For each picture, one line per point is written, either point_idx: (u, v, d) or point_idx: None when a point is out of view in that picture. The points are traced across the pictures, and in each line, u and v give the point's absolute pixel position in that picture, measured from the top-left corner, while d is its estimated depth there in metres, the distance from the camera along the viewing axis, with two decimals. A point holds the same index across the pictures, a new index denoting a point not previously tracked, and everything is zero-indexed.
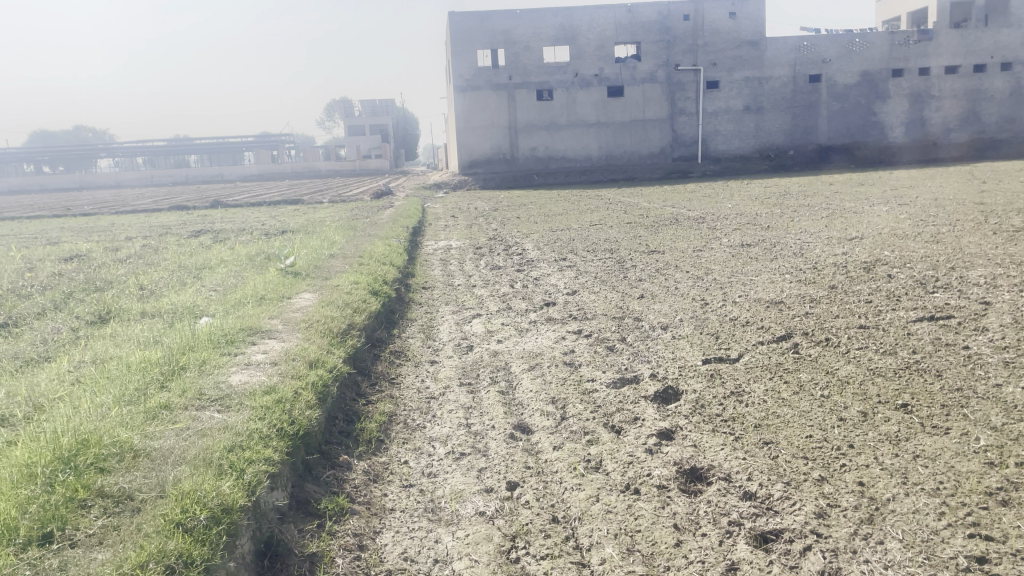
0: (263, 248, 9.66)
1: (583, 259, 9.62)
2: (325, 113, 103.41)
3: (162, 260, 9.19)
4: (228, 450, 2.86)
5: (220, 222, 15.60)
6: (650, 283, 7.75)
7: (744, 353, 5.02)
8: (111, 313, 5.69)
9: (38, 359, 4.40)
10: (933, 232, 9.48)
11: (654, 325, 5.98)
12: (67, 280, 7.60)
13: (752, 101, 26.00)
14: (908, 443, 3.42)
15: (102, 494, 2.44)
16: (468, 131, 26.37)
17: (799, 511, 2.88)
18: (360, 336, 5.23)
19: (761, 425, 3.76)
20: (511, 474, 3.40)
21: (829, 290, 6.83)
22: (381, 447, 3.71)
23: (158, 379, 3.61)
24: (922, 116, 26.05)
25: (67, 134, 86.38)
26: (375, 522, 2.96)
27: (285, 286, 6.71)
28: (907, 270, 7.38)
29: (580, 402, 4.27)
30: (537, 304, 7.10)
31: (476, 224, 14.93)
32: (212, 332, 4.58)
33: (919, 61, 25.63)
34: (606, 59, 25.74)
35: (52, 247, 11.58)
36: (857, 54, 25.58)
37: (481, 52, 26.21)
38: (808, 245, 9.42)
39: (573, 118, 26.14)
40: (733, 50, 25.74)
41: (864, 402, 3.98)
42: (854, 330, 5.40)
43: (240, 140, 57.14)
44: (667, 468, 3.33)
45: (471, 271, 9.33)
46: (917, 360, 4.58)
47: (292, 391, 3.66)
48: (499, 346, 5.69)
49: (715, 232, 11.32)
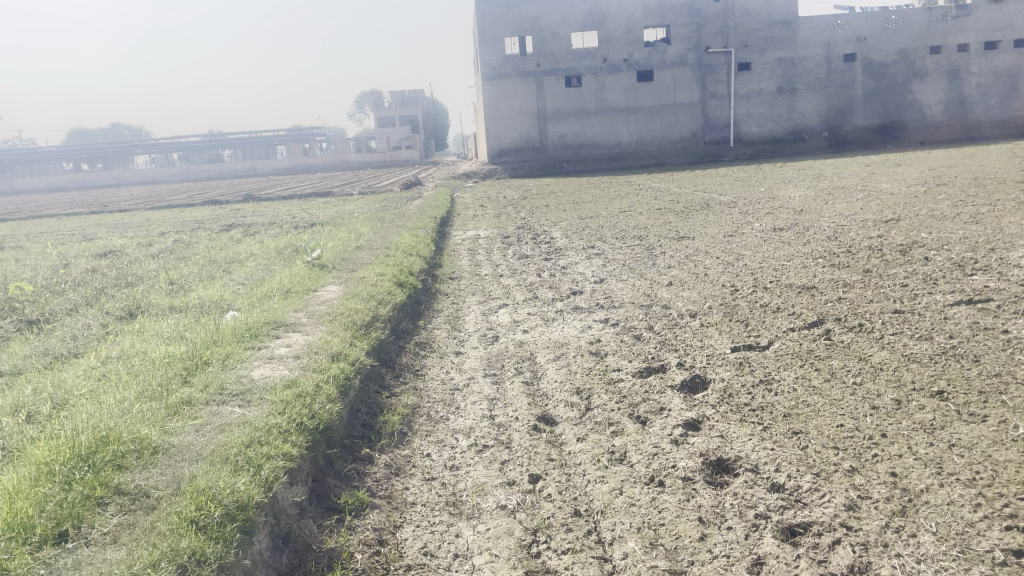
0: (292, 241, 9.70)
1: (611, 247, 9.54)
2: (356, 106, 103.98)
3: (192, 254, 9.27)
4: (246, 446, 2.85)
5: (252, 215, 15.74)
6: (679, 270, 7.65)
7: (775, 340, 4.92)
8: (140, 307, 5.75)
9: (67, 355, 4.46)
10: (972, 213, 9.24)
11: (682, 312, 5.89)
12: (99, 275, 7.69)
13: (785, 82, 25.56)
14: (943, 432, 3.31)
15: (119, 492, 2.45)
16: (496, 119, 26.29)
17: (829, 503, 2.80)
18: (385, 328, 5.23)
19: (791, 414, 3.67)
20: (533, 466, 3.36)
21: (863, 274, 6.67)
22: (404, 439, 3.70)
23: (181, 374, 3.63)
24: (961, 94, 25.38)
25: (104, 132, 87.82)
26: (395, 516, 2.94)
27: (311, 279, 6.72)
28: (945, 252, 7.19)
29: (606, 393, 4.21)
30: (565, 293, 7.04)
31: (505, 213, 14.89)
32: (237, 326, 4.60)
33: (957, 37, 24.97)
34: (635, 43, 25.45)
35: (87, 243, 11.77)
36: (893, 31, 25.01)
37: (509, 40, 26.07)
38: (842, 228, 9.24)
39: (602, 104, 25.92)
40: (764, 31, 25.29)
41: (898, 390, 3.87)
42: (889, 315, 5.27)
43: (273, 134, 57.60)
44: (693, 460, 3.26)
45: (498, 260, 9.30)
46: (954, 346, 4.44)
47: (314, 384, 3.66)
48: (525, 336, 5.65)
49: (747, 217, 11.16)
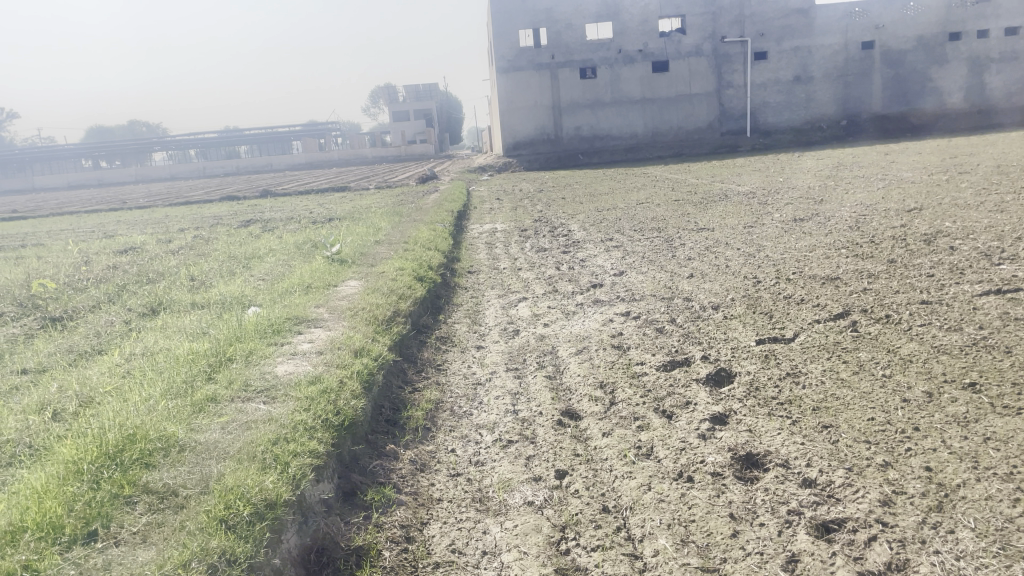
0: (310, 237, 9.68)
1: (630, 239, 9.47)
2: (371, 99, 103.99)
3: (212, 250, 9.31)
4: (272, 444, 2.84)
5: (269, 211, 15.79)
6: (700, 262, 7.59)
7: (800, 332, 4.86)
8: (162, 304, 5.75)
9: (91, 352, 4.47)
10: (997, 201, 9.09)
11: (704, 305, 5.84)
12: (121, 273, 7.71)
13: (802, 71, 25.32)
14: (977, 425, 3.24)
15: (147, 490, 2.44)
16: (511, 112, 26.22)
17: (863, 499, 2.74)
18: (406, 323, 5.20)
19: (820, 407, 3.61)
20: (559, 462, 3.33)
21: (887, 264, 6.57)
22: (428, 435, 3.67)
23: (205, 371, 3.62)
24: (982, 80, 25.02)
25: (122, 130, 88.47)
26: (422, 512, 2.92)
27: (332, 274, 6.72)
28: (970, 241, 7.08)
29: (630, 387, 4.17)
30: (585, 286, 6.99)
31: (521, 206, 14.85)
32: (259, 322, 4.59)
33: (977, 23, 24.62)
34: (650, 33, 25.27)
35: (108, 240, 11.86)
36: (911, 18, 24.70)
37: (523, 32, 25.96)
38: (864, 218, 9.12)
39: (617, 95, 25.76)
40: (781, 19, 25.03)
41: (929, 382, 3.80)
42: (916, 306, 5.18)
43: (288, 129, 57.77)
44: (722, 455, 3.22)
45: (516, 253, 9.26)
46: (984, 337, 4.36)
47: (338, 380, 3.64)
48: (546, 330, 5.61)
49: (767, 207, 11.05)
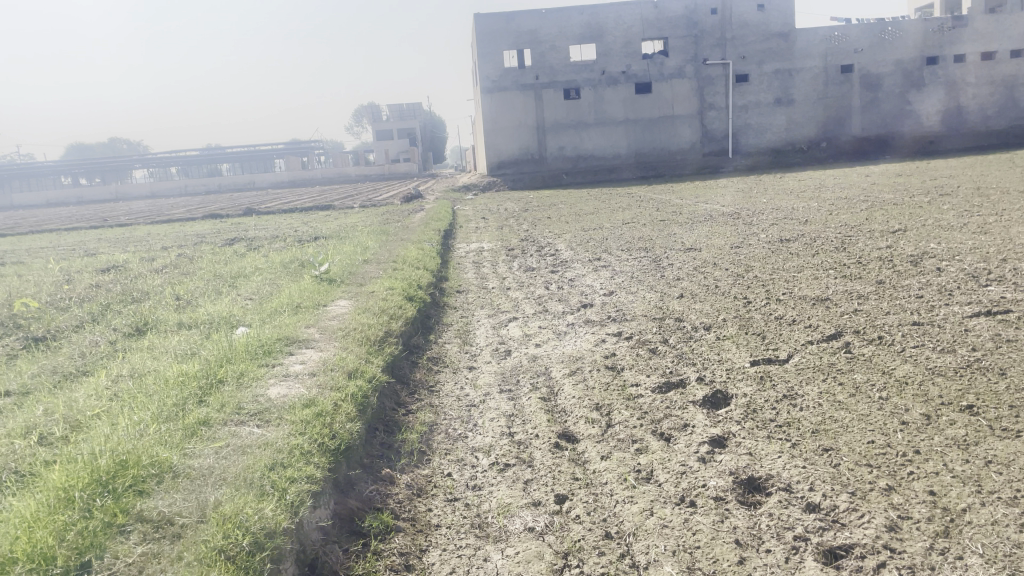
0: (297, 255, 9.61)
1: (618, 259, 9.46)
2: (353, 118, 103.98)
3: (196, 269, 9.19)
4: (269, 469, 2.77)
5: (253, 229, 15.71)
6: (689, 281, 7.60)
7: (794, 354, 4.84)
8: (149, 324, 5.66)
9: (76, 373, 4.37)
10: (979, 223, 9.18)
11: (696, 325, 5.82)
12: (104, 291, 7.59)
13: (783, 93, 25.60)
14: (978, 448, 3.23)
15: (141, 519, 2.36)
16: (495, 132, 26.30)
17: (869, 524, 2.72)
18: (398, 344, 5.14)
19: (819, 430, 3.58)
20: (558, 486, 3.28)
21: (876, 285, 6.60)
22: (424, 458, 3.61)
23: (197, 393, 3.54)
24: (959, 104, 25.42)
25: (103, 147, 87.91)
26: (421, 539, 2.85)
27: (321, 293, 6.65)
28: (957, 262, 7.13)
29: (626, 409, 4.13)
30: (575, 306, 6.97)
31: (507, 225, 14.85)
32: (249, 344, 4.51)
33: (954, 47, 25.05)
34: (633, 55, 25.48)
35: (90, 258, 11.71)
36: (889, 42, 25.08)
37: (507, 52, 26.09)
38: (850, 238, 9.17)
39: (601, 115, 25.91)
40: (762, 42, 25.33)
41: (927, 404, 3.79)
42: (908, 327, 5.19)
43: (271, 148, 57.63)
44: (723, 478, 3.18)
45: (504, 273, 9.23)
46: (978, 358, 4.37)
47: (332, 403, 3.57)
48: (538, 350, 5.56)
49: (753, 228, 11.09)
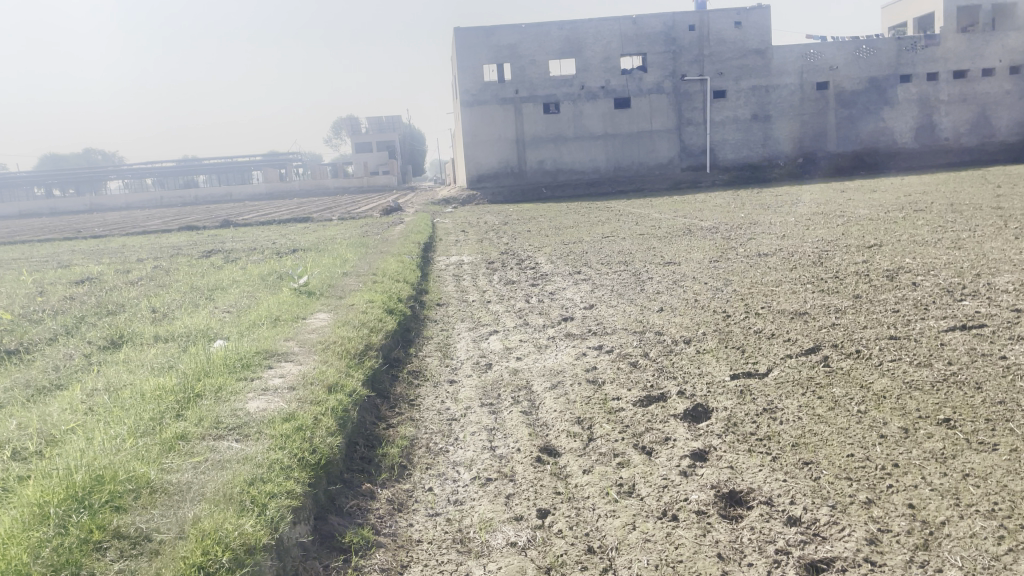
0: (276, 268, 9.55)
1: (598, 273, 9.49)
2: (331, 130, 103.83)
3: (173, 282, 9.11)
4: (249, 484, 2.73)
5: (231, 241, 15.58)
6: (668, 295, 7.64)
7: (773, 367, 4.87)
8: (124, 337, 5.58)
9: (49, 387, 4.30)
10: (953, 238, 9.33)
11: (676, 338, 5.85)
12: (79, 304, 7.50)
13: (759, 109, 25.90)
14: (955, 461, 3.27)
15: (119, 535, 2.32)
16: (475, 145, 26.35)
17: (850, 537, 2.73)
18: (378, 357, 5.11)
19: (799, 444, 3.60)
20: (540, 500, 3.27)
21: (853, 299, 6.67)
22: (405, 473, 3.58)
23: (174, 407, 3.49)
24: (932, 121, 25.87)
25: (77, 158, 87.04)
26: (402, 554, 2.83)
27: (300, 306, 6.60)
28: (931, 277, 7.24)
29: (607, 422, 4.13)
30: (555, 319, 6.98)
31: (487, 238, 14.87)
32: (227, 357, 4.45)
33: (927, 65, 25.48)
34: (612, 71, 25.69)
35: (63, 270, 11.54)
36: (863, 60, 25.49)
37: (487, 66, 26.19)
38: (827, 253, 9.28)
39: (580, 130, 26.05)
40: (739, 59, 25.64)
41: (905, 418, 3.82)
42: (885, 341, 5.24)
43: (249, 159, 57.35)
44: (705, 492, 3.19)
45: (485, 286, 9.24)
46: (954, 372, 4.43)
47: (313, 417, 3.54)
48: (519, 363, 5.56)
49: (731, 242, 11.19)
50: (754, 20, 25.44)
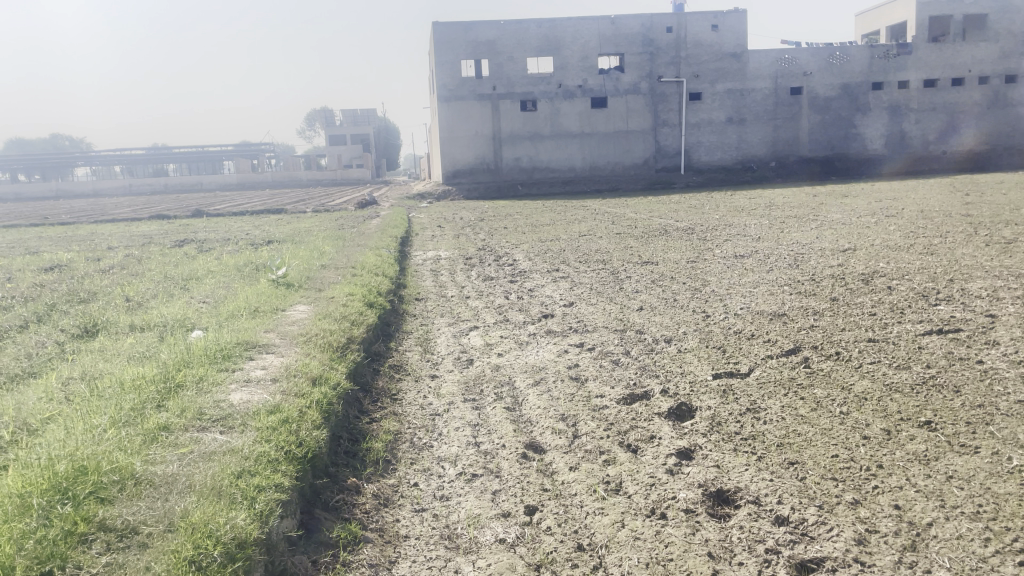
0: (252, 259, 9.41)
1: (576, 270, 9.49)
2: (304, 121, 102.87)
3: (147, 270, 8.96)
4: (236, 477, 2.67)
5: (204, 231, 15.38)
6: (647, 294, 7.64)
7: (754, 368, 4.90)
8: (99, 326, 5.45)
9: (23, 375, 4.19)
10: (924, 244, 9.46)
11: (657, 338, 5.86)
12: (50, 291, 7.34)
13: (734, 113, 26.11)
14: (938, 462, 3.30)
15: (104, 528, 2.25)
16: (451, 140, 26.23)
17: (838, 538, 2.75)
18: (360, 351, 5.05)
19: (783, 444, 3.62)
20: (528, 497, 3.24)
21: (830, 302, 6.73)
22: (389, 468, 3.54)
23: (155, 398, 3.41)
24: (902, 129, 26.30)
25: (44, 143, 85.39)
26: (390, 550, 2.79)
27: (278, 298, 6.52)
28: (906, 282, 7.32)
29: (592, 419, 4.12)
30: (536, 316, 6.95)
31: (464, 234, 14.78)
32: (206, 347, 4.37)
33: (898, 74, 25.87)
34: (590, 70, 25.73)
35: (32, 256, 11.27)
36: (837, 67, 25.79)
37: (465, 62, 26.08)
38: (803, 256, 9.34)
39: (557, 128, 26.07)
40: (715, 62, 25.84)
41: (886, 420, 3.85)
42: (864, 344, 5.30)
43: (221, 149, 56.62)
44: (693, 491, 3.19)
45: (463, 281, 9.20)
46: (933, 375, 4.48)
47: (297, 410, 3.48)
48: (501, 359, 5.55)
49: (707, 243, 11.24)
50: (730, 23, 25.65)
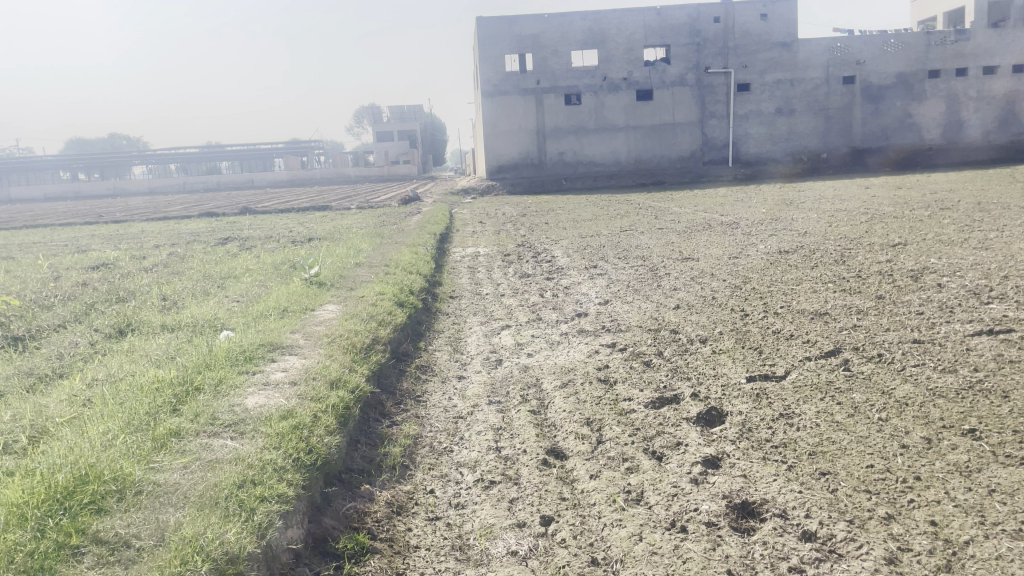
0: (289, 257, 9.46)
1: (614, 267, 9.36)
2: (353, 118, 103.95)
3: (188, 269, 9.08)
4: (238, 487, 2.66)
5: (249, 228, 15.55)
6: (686, 292, 7.47)
7: (791, 370, 4.72)
8: (131, 326, 5.51)
9: (52, 376, 4.25)
10: (980, 238, 9.07)
11: (692, 337, 5.70)
12: (91, 290, 7.46)
13: (784, 103, 25.54)
14: (981, 475, 3.10)
15: (97, 540, 2.25)
16: (495, 136, 26.19)
17: (867, 556, 2.60)
18: (385, 352, 5.02)
19: (816, 452, 3.46)
20: (545, 506, 3.15)
21: (875, 300, 6.48)
22: (406, 474, 3.48)
23: (171, 402, 3.41)
24: (960, 118, 25.43)
25: (103, 142, 87.92)
26: (398, 561, 2.73)
27: (309, 297, 6.51)
28: (958, 278, 7.02)
29: (618, 424, 4.00)
30: (569, 314, 6.84)
31: (504, 230, 14.71)
32: (230, 348, 4.38)
33: (955, 61, 24.99)
34: (635, 62, 25.40)
35: (81, 255, 11.54)
36: (891, 55, 25.02)
37: (508, 57, 25.97)
38: (850, 251, 9.05)
39: (601, 121, 25.81)
40: (764, 52, 25.27)
41: (927, 427, 3.66)
42: (908, 345, 5.07)
43: (271, 146, 57.49)
44: (716, 502, 3.06)
45: (499, 278, 9.12)
46: (980, 379, 4.24)
47: (311, 415, 3.44)
48: (530, 360, 5.45)
49: (752, 238, 10.97)
50: (780, 12, 25.08)
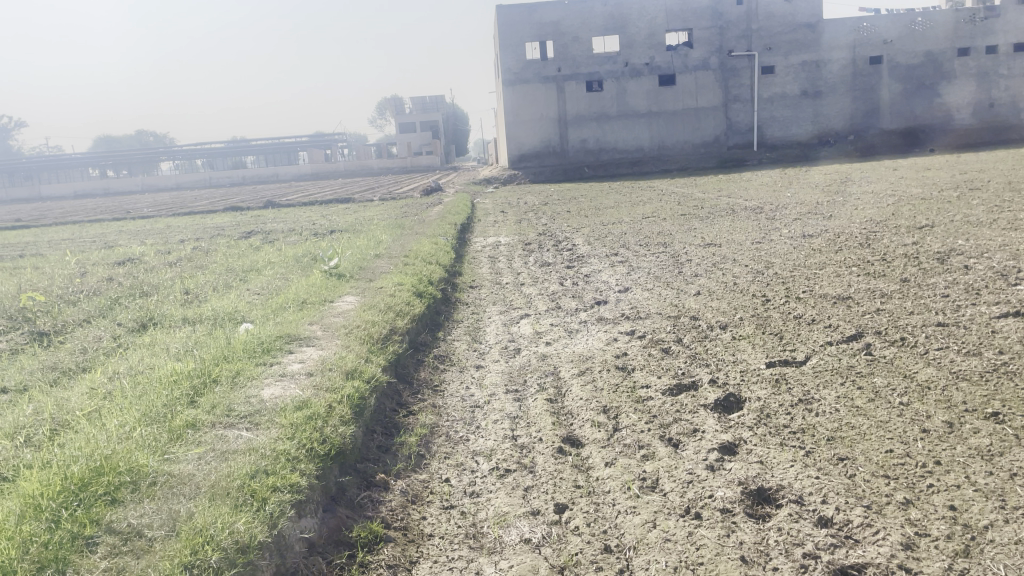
0: (309, 249, 9.52)
1: (635, 254, 9.30)
2: (376, 109, 104.15)
3: (210, 262, 9.18)
4: (250, 477, 2.68)
5: (272, 222, 15.68)
6: (707, 278, 7.40)
7: (812, 355, 4.66)
8: (153, 320, 5.58)
9: (75, 369, 4.32)
10: (1009, 219, 8.88)
11: (712, 324, 5.65)
12: (115, 285, 7.56)
13: (809, 85, 25.16)
14: (1003, 459, 3.04)
15: (111, 530, 2.29)
16: (516, 124, 26.11)
17: (883, 541, 2.56)
18: (402, 342, 5.05)
19: (835, 438, 3.41)
20: (559, 494, 3.15)
21: (900, 284, 6.37)
22: (422, 462, 3.50)
23: (188, 394, 3.46)
24: (991, 97, 24.91)
25: (130, 139, 89.10)
26: (411, 550, 2.75)
27: (328, 289, 6.55)
28: (985, 260, 6.87)
29: (634, 412, 3.98)
30: (588, 303, 6.79)
31: (525, 219, 14.67)
32: (248, 341, 4.42)
33: (985, 38, 24.54)
34: (657, 47, 25.16)
35: (108, 250, 11.69)
36: (919, 33, 24.59)
37: (529, 45, 25.87)
38: (875, 234, 8.90)
39: (622, 108, 25.63)
40: (788, 33, 24.93)
41: (949, 411, 3.60)
42: (932, 328, 4.98)
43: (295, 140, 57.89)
44: (732, 489, 3.03)
45: (519, 268, 9.10)
46: (1005, 362, 4.16)
47: (326, 405, 3.47)
48: (548, 348, 5.43)
49: (775, 223, 10.84)
50: None
